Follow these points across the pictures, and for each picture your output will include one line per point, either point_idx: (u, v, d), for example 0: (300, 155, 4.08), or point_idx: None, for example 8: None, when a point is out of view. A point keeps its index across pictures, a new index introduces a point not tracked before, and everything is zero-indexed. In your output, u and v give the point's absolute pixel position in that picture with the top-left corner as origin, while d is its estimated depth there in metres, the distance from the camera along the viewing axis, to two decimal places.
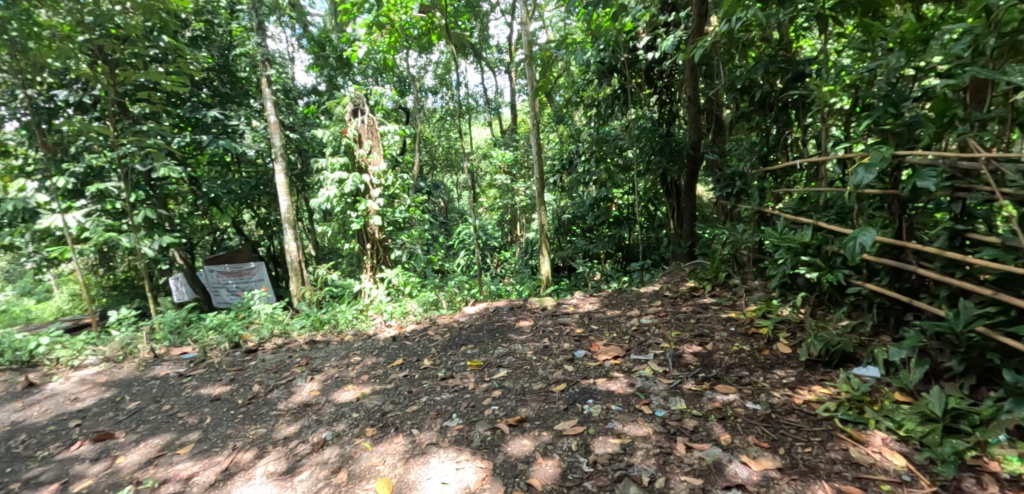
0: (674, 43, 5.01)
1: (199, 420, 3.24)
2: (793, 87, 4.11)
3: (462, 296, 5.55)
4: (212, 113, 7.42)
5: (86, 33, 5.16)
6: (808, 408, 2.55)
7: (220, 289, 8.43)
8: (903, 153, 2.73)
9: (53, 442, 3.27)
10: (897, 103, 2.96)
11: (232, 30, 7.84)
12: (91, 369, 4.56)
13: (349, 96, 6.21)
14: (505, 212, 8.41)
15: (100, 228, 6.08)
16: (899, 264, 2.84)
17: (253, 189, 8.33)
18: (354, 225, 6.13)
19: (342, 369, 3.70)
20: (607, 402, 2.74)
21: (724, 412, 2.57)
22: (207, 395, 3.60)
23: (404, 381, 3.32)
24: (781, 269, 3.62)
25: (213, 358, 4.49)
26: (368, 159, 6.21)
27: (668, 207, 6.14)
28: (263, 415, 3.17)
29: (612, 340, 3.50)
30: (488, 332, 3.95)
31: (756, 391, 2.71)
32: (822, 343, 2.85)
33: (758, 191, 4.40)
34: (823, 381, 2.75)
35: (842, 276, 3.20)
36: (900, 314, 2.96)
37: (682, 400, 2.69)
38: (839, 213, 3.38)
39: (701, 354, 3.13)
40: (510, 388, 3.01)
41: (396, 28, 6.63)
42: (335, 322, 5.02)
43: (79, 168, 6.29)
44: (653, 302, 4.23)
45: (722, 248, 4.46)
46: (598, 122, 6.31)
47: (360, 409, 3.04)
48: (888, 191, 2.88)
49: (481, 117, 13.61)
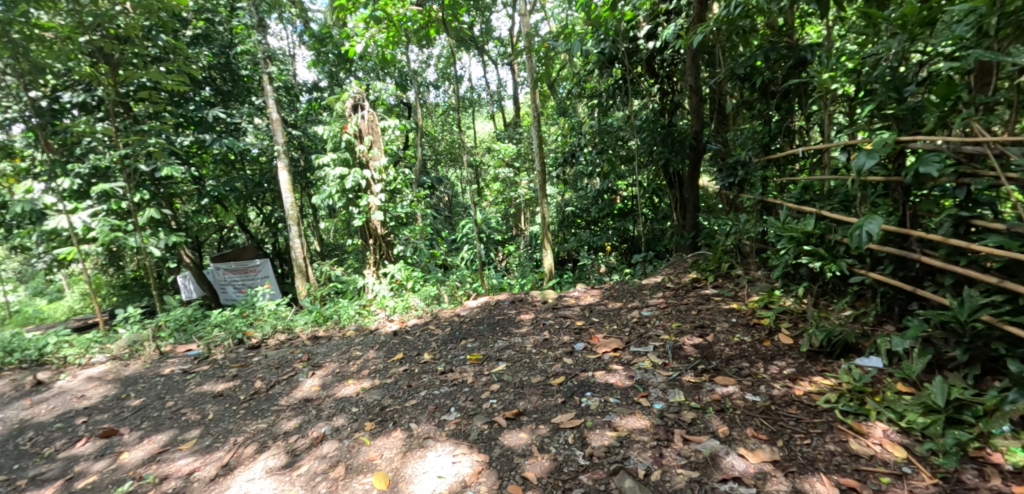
0: (675, 31, 4.99)
1: (202, 416, 3.25)
2: (794, 75, 4.07)
3: (463, 291, 5.55)
4: (214, 111, 7.48)
5: (88, 33, 5.16)
6: (809, 399, 2.52)
7: (226, 286, 8.49)
8: (906, 139, 2.68)
9: (60, 439, 3.31)
10: (900, 88, 2.89)
11: (233, 27, 7.88)
12: (98, 367, 4.60)
13: (350, 92, 6.17)
14: (508, 206, 8.39)
15: (107, 227, 6.13)
16: (902, 253, 2.81)
17: (258, 187, 8.43)
18: (357, 220, 6.15)
19: (343, 364, 3.71)
20: (605, 395, 2.72)
21: (723, 404, 2.54)
22: (210, 391, 3.62)
23: (404, 375, 3.33)
24: (783, 259, 3.59)
25: (217, 354, 4.52)
26: (369, 154, 6.20)
27: (672, 198, 6.07)
28: (264, 410, 3.19)
29: (612, 332, 3.48)
30: (488, 325, 3.95)
31: (756, 382, 2.68)
32: (824, 333, 2.81)
33: (761, 181, 4.34)
34: (825, 372, 2.71)
35: (845, 265, 3.16)
36: (903, 303, 2.94)
37: (681, 392, 2.68)
38: (843, 201, 3.34)
39: (701, 345, 3.09)
40: (509, 381, 3.00)
41: (395, 22, 6.64)
42: (337, 318, 5.06)
43: (85, 168, 6.44)
44: (655, 294, 4.21)
45: (725, 239, 4.43)
46: (599, 114, 6.29)
47: (360, 404, 3.05)
48: (892, 178, 2.84)
49: (485, 111, 13.61)
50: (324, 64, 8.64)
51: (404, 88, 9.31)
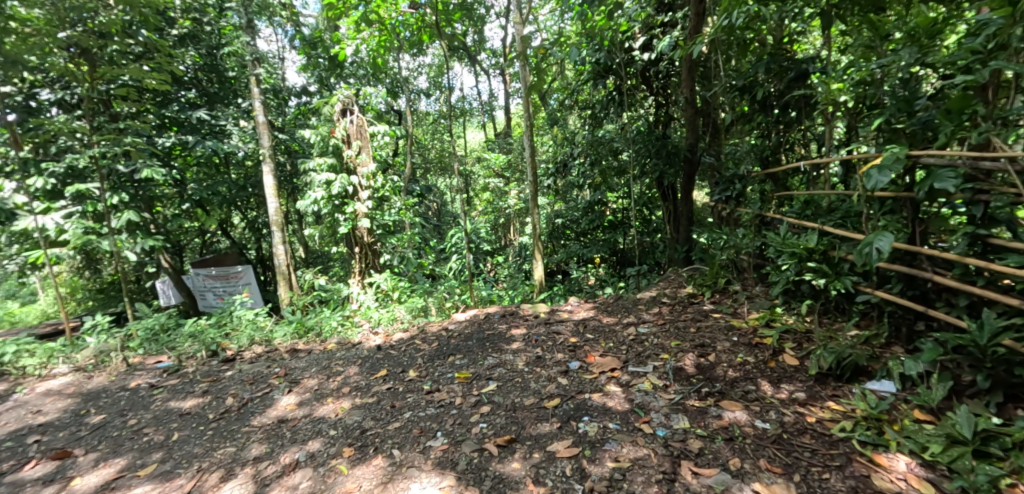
0: (672, 43, 4.91)
1: (166, 437, 3.01)
2: (795, 87, 3.95)
3: (452, 303, 5.35)
4: (198, 113, 7.25)
5: (64, 26, 4.94)
6: (822, 427, 2.36)
7: (206, 293, 8.15)
8: (919, 152, 2.57)
9: (7, 460, 3.04)
10: (911, 101, 2.76)
11: (221, 28, 7.61)
12: (60, 379, 4.33)
13: (339, 96, 5.99)
14: (498, 217, 8.22)
15: (80, 230, 5.90)
16: (913, 271, 2.70)
17: (241, 191, 8.20)
18: (343, 228, 5.92)
19: (322, 380, 3.49)
20: (604, 419, 2.54)
21: (732, 432, 2.38)
22: (177, 409, 3.38)
23: (386, 394, 3.12)
24: (785, 276, 3.46)
25: (189, 367, 4.27)
26: (357, 160, 5.99)
27: (665, 211, 5.92)
28: (234, 432, 2.95)
29: (608, 350, 3.30)
30: (477, 340, 3.75)
31: (765, 408, 2.52)
32: (834, 354, 2.67)
33: (759, 195, 4.22)
34: (836, 397, 2.56)
35: (850, 282, 3.05)
36: (911, 323, 2.82)
37: (685, 418, 2.51)
38: (846, 217, 3.27)
39: (703, 365, 2.93)
40: (500, 403, 2.81)
41: (386, 26, 6.50)
42: (319, 330, 4.83)
43: (59, 168, 6.17)
44: (651, 309, 4.05)
45: (721, 253, 4.31)
46: (592, 125, 6.19)
47: (339, 426, 2.83)
48: (902, 193, 2.72)
49: (477, 120, 13.57)
50: (314, 68, 8.46)
51: (394, 96, 9.16)
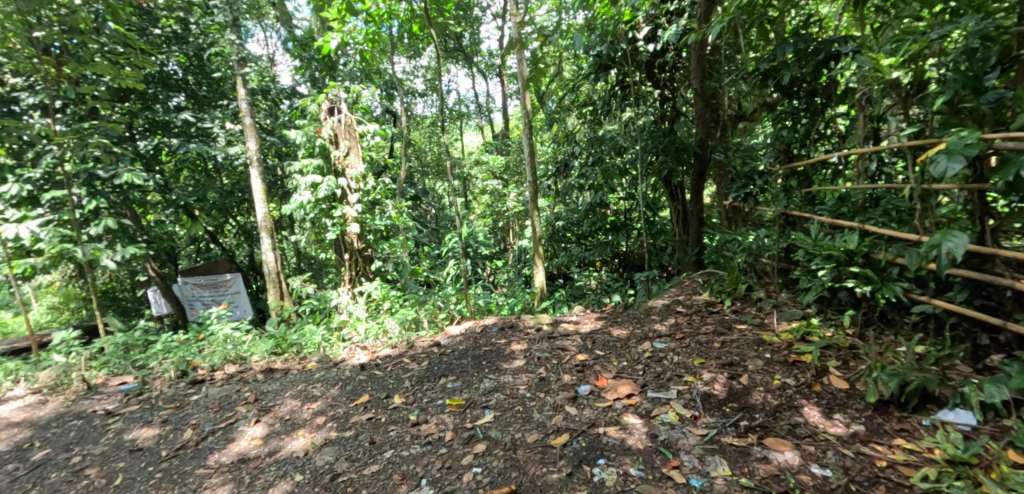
0: (679, 32, 4.46)
1: (109, 481, 2.61)
2: (822, 71, 3.50)
3: (447, 313, 4.91)
4: (183, 115, 6.85)
5: (33, 23, 4.48)
6: (898, 475, 1.96)
7: (194, 302, 7.65)
8: (994, 137, 2.14)
9: None
10: (979, 78, 2.35)
11: (206, 27, 7.20)
12: (14, 403, 3.95)
13: (327, 94, 5.58)
14: (497, 220, 7.78)
15: (57, 238, 5.45)
16: (987, 277, 2.29)
17: (228, 196, 7.80)
18: (331, 234, 5.49)
19: (294, 407, 3.06)
20: (624, 463, 2.14)
21: (785, 483, 1.98)
22: (130, 443, 2.97)
23: (366, 426, 2.69)
24: (819, 282, 3.03)
25: (154, 389, 3.87)
26: (345, 161, 5.58)
27: (673, 211, 5.45)
28: (186, 475, 2.54)
29: (621, 371, 2.88)
30: (472, 358, 3.32)
31: (821, 448, 2.11)
32: (896, 379, 2.25)
33: (782, 191, 3.77)
34: (904, 432, 2.15)
35: (901, 290, 2.62)
36: (975, 338, 2.42)
37: (723, 462, 2.10)
38: (891, 215, 2.84)
39: (736, 390, 2.50)
40: (498, 440, 2.38)
41: (380, 21, 6.08)
42: (301, 346, 4.39)
43: (35, 174, 5.67)
44: (664, 320, 3.62)
45: (741, 257, 3.87)
46: (594, 122, 5.76)
47: (307, 469, 2.42)
48: (974, 185, 2.30)
49: (475, 123, 13.27)
50: (306, 69, 8.10)
51: (390, 98, 8.76)
